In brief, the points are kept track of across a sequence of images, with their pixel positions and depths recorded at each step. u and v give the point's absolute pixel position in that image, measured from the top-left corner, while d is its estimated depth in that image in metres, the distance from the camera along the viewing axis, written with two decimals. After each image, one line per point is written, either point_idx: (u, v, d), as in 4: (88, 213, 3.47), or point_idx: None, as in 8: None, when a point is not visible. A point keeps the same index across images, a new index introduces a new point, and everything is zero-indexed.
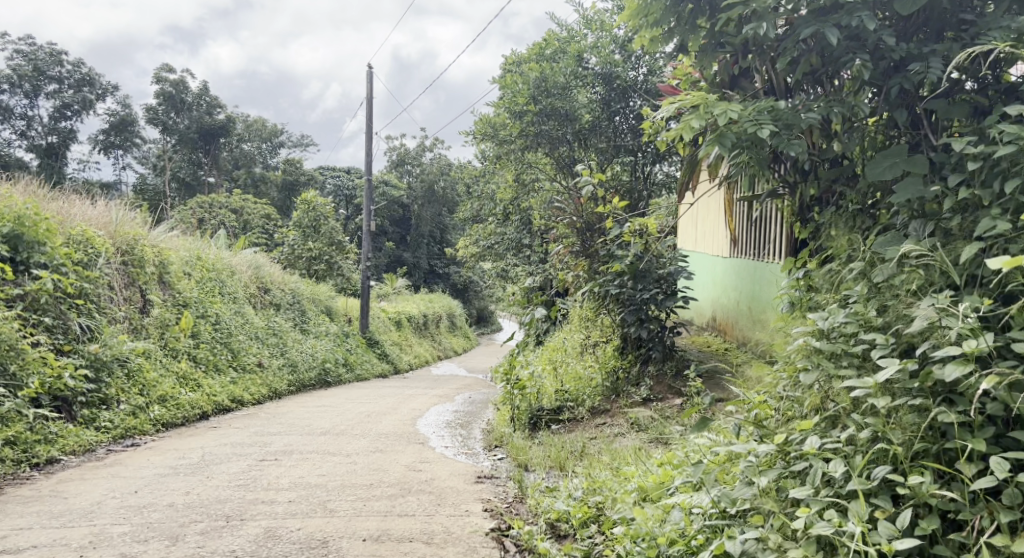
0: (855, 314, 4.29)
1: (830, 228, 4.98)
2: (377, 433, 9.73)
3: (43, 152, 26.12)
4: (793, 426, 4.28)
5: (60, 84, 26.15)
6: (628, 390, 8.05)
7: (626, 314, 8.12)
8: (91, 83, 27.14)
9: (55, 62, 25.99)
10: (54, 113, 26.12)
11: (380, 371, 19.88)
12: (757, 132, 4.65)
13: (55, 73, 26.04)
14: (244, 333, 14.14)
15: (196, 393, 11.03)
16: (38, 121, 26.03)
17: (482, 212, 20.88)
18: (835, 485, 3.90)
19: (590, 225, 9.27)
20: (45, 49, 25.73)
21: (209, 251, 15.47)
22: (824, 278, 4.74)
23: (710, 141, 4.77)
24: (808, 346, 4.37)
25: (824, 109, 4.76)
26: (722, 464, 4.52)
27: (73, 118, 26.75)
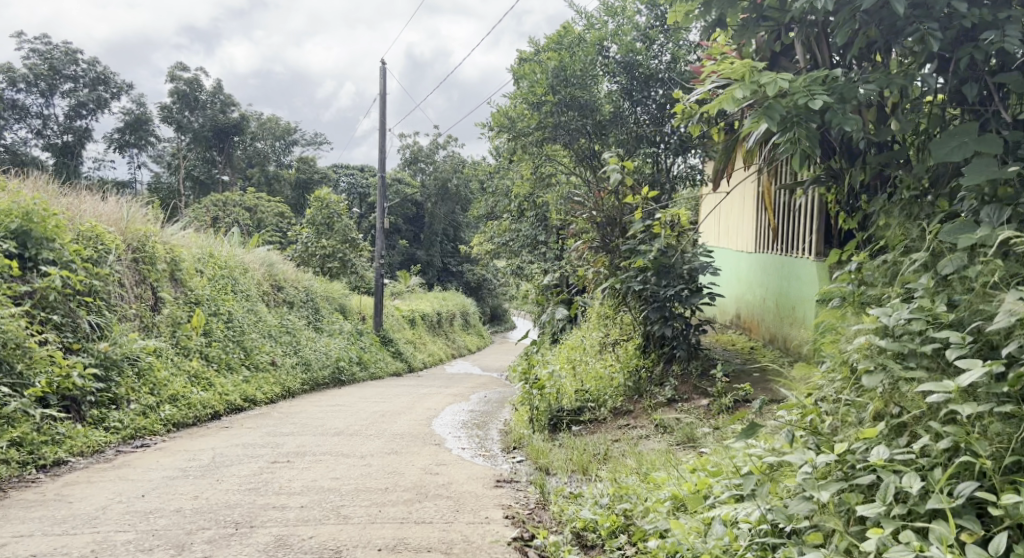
0: (922, 310, 4.02)
1: (883, 217, 4.83)
2: (392, 433, 9.50)
3: (59, 151, 26.11)
4: (853, 435, 3.99)
5: (75, 83, 26.12)
6: (652, 391, 7.79)
7: (649, 312, 7.85)
8: (106, 81, 27.12)
9: (71, 61, 25.95)
10: (69, 112, 26.10)
11: (394, 369, 19.67)
12: (809, 103, 4.45)
13: (71, 72, 26.01)
14: (257, 332, 13.95)
15: (208, 392, 10.84)
16: (54, 120, 26.02)
17: (497, 208, 20.64)
18: (910, 502, 3.59)
19: (614, 218, 8.91)
20: (60, 48, 25.70)
21: (222, 248, 15.29)
22: (878, 271, 4.56)
23: (756, 114, 4.58)
24: (871, 345, 4.08)
25: (884, 84, 4.58)
26: (768, 475, 4.24)
27: (88, 117, 26.72)
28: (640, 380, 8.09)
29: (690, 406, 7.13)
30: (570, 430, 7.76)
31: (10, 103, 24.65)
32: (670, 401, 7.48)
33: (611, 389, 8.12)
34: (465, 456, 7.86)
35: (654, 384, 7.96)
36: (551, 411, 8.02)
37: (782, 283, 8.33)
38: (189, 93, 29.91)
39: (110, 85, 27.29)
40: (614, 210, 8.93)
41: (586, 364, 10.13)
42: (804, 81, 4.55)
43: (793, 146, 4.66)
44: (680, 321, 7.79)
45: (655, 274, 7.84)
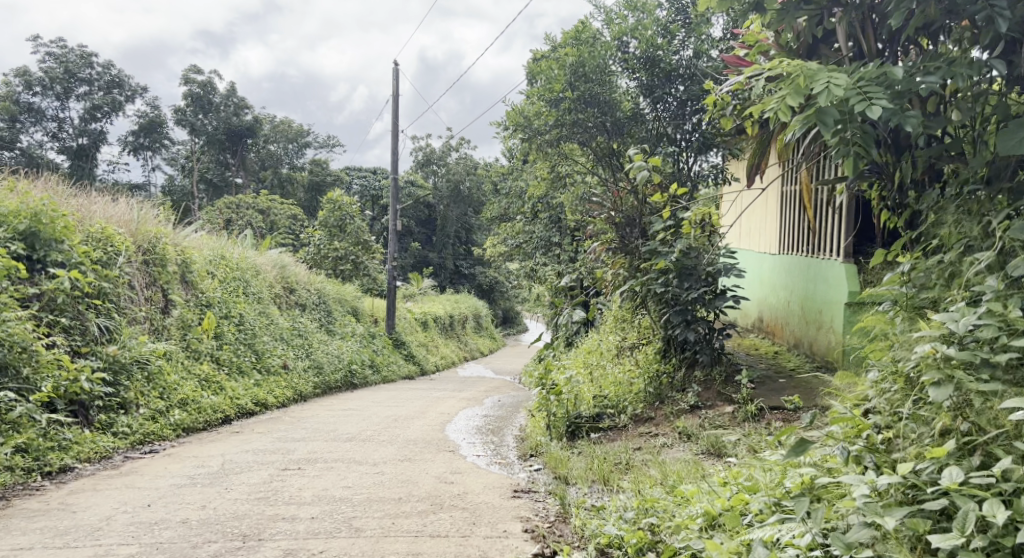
0: (991, 317, 3.97)
1: (935, 212, 4.76)
2: (405, 439, 9.30)
3: (74, 154, 26.09)
4: (921, 453, 3.89)
5: (90, 87, 26.09)
6: (674, 397, 7.55)
7: (671, 315, 7.62)
8: (121, 85, 27.09)
9: (86, 65, 25.91)
10: (84, 115, 26.07)
11: (407, 372, 19.46)
12: (865, 106, 4.34)
13: (86, 75, 25.96)
14: (269, 335, 13.78)
15: (218, 396, 10.66)
16: (70, 123, 26.01)
17: (510, 210, 20.41)
18: (991, 530, 3.49)
19: (638, 214, 8.65)
20: (76, 51, 25.67)
21: (234, 251, 15.12)
22: (935, 270, 4.53)
23: (808, 117, 4.48)
24: (936, 352, 4.01)
25: (945, 71, 4.47)
26: (825, 499, 4.04)
27: (103, 120, 26.70)
28: (661, 386, 7.85)
29: (715, 414, 6.91)
30: (589, 437, 7.52)
31: (27, 107, 24.67)
32: (693, 408, 7.25)
33: (632, 394, 7.88)
34: (480, 463, 7.64)
35: (675, 391, 7.71)
36: (569, 417, 7.77)
37: (805, 285, 8.13)
38: (203, 95, 29.87)
39: (125, 88, 27.26)
40: (636, 208, 8.66)
41: (604, 368, 9.88)
42: (857, 80, 4.44)
43: (847, 147, 4.57)
44: (703, 324, 7.59)
45: (677, 277, 7.62)
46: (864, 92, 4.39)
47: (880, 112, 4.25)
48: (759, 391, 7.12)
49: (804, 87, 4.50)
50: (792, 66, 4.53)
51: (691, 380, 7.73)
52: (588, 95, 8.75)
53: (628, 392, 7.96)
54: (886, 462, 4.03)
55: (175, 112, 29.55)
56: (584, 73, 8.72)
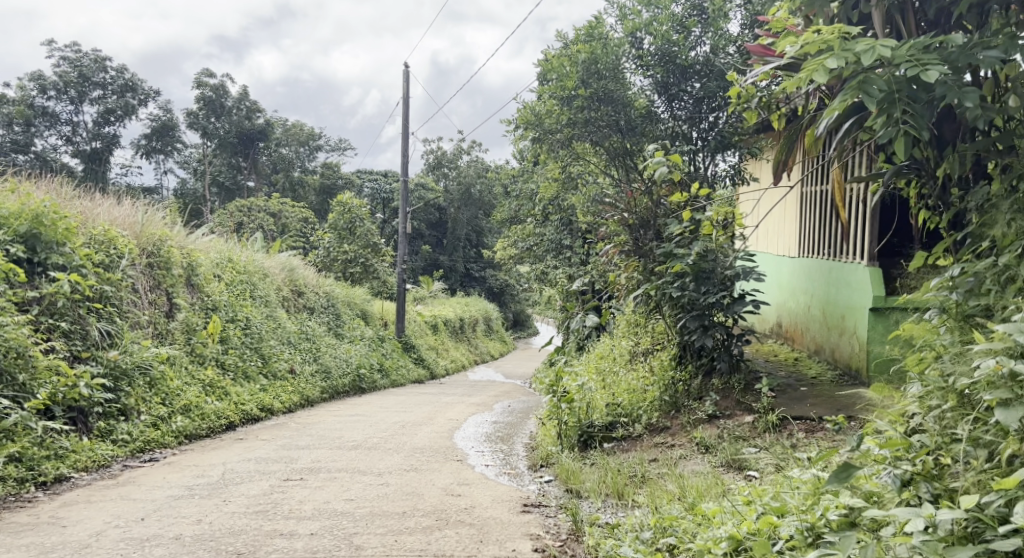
0: None
1: (990, 207, 4.54)
2: (412, 447, 9.05)
3: (87, 157, 26.03)
4: (988, 486, 3.60)
5: (103, 90, 26.02)
6: (691, 406, 7.28)
7: (688, 320, 7.35)
8: (134, 88, 27.01)
9: (99, 68, 25.82)
10: (98, 119, 26.03)
11: (417, 376, 19.23)
12: (922, 74, 4.12)
13: (99, 79, 25.88)
14: (276, 339, 13.56)
15: (223, 402, 10.43)
16: (83, 127, 25.96)
17: (521, 212, 20.16)
18: None
19: (653, 216, 8.29)
20: (89, 55, 25.58)
21: (242, 253, 14.91)
22: (994, 276, 4.30)
23: (851, 87, 4.23)
24: (1001, 369, 3.72)
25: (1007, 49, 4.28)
26: (875, 533, 3.74)
27: (116, 124, 26.63)
28: (678, 394, 7.57)
29: (733, 425, 6.65)
30: (603, 448, 7.25)
31: (40, 110, 24.64)
32: (710, 419, 6.97)
33: (647, 402, 7.60)
34: (489, 474, 7.39)
35: (693, 399, 7.44)
36: (581, 426, 7.49)
37: (826, 290, 7.93)
38: (215, 99, 29.78)
39: (138, 92, 27.19)
40: (652, 208, 8.28)
41: (618, 374, 9.59)
42: (909, 49, 4.23)
43: (893, 126, 4.26)
44: (721, 330, 7.29)
45: (694, 281, 7.34)
46: (919, 61, 4.19)
47: (936, 77, 4.05)
48: (780, 400, 6.85)
49: (846, 59, 4.24)
50: (835, 33, 4.36)
51: (709, 388, 7.44)
52: (602, 92, 8.46)
53: (643, 400, 7.69)
54: (944, 492, 3.76)
55: (187, 115, 29.47)
56: (597, 69, 8.43)
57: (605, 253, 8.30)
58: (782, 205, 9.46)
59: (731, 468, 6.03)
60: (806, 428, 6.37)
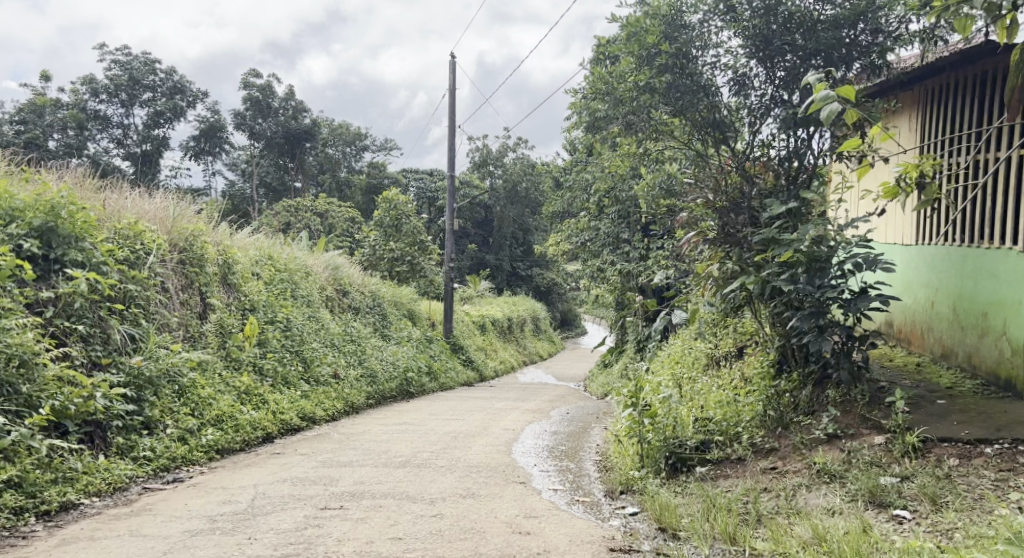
0: None
1: None
2: (467, 464, 8.04)
3: (137, 160, 25.59)
4: None
5: (153, 93, 25.52)
6: (803, 423, 6.33)
7: (799, 319, 6.38)
8: (184, 91, 26.47)
9: (150, 71, 25.32)
10: (148, 121, 25.59)
11: (466, 380, 18.19)
12: None
13: (149, 81, 25.40)
14: (318, 341, 12.61)
15: (260, 411, 9.48)
16: (133, 129, 25.54)
17: (574, 206, 19.00)
18: None
19: (745, 196, 7.48)
20: (140, 58, 25.12)
21: (282, 250, 14.02)
22: None
23: None
24: None
25: None
26: None
27: (165, 125, 26.10)
28: (786, 409, 6.59)
29: (860, 446, 5.77)
30: (698, 474, 6.26)
31: (92, 114, 24.26)
32: (830, 440, 6.03)
33: (749, 419, 6.60)
34: (560, 504, 6.36)
35: (805, 416, 6.47)
36: (670, 448, 6.46)
37: (958, 284, 7.32)
38: (262, 99, 29.14)
39: (187, 94, 26.64)
40: (741, 188, 7.48)
41: (702, 380, 8.48)
42: None
43: None
44: (839, 332, 6.36)
45: (807, 274, 6.35)
46: None
47: None
48: (914, 417, 5.96)
49: None
50: None
51: (826, 403, 6.45)
52: (686, 49, 7.46)
53: (742, 415, 6.68)
54: None
55: (234, 116, 28.92)
56: (682, 22, 7.43)
57: (686, 241, 7.31)
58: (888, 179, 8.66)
59: (876, 506, 5.17)
60: (958, 453, 5.53)
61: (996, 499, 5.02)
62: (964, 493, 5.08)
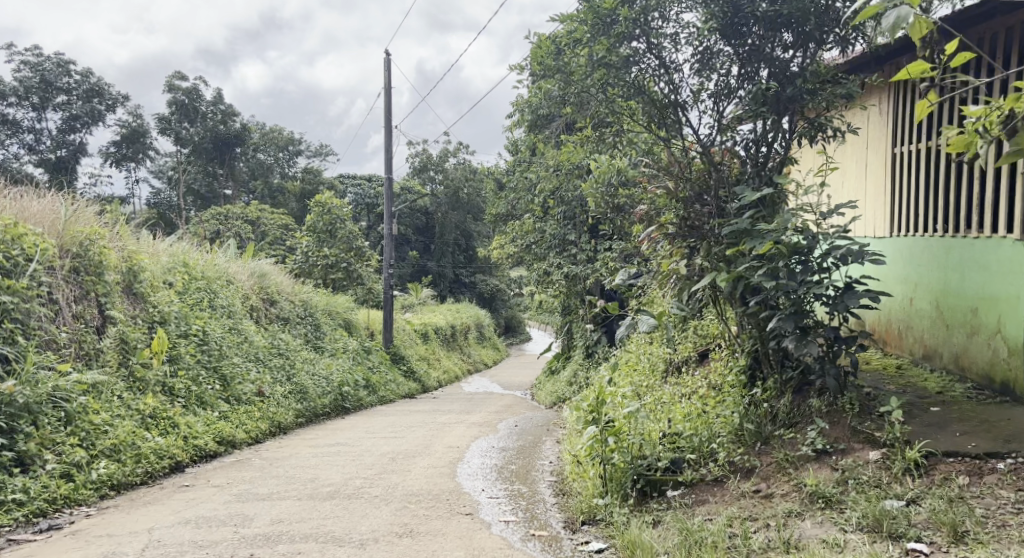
0: None
1: None
2: (405, 493, 7.10)
3: (52, 167, 23.82)
4: None
5: (68, 96, 23.88)
6: (787, 437, 5.55)
7: (780, 320, 5.55)
8: (102, 94, 24.90)
9: (64, 73, 23.62)
10: (63, 126, 23.93)
11: (407, 392, 17.16)
12: None
13: (64, 84, 23.73)
14: (240, 355, 11.50)
15: (168, 438, 8.38)
16: (46, 134, 23.84)
17: (517, 207, 18.14)
18: None
19: (709, 186, 6.70)
20: (52, 59, 23.39)
21: (200, 256, 12.84)
22: None
23: None
24: None
25: None
26: None
27: (82, 130, 24.44)
28: (764, 421, 5.82)
29: (854, 463, 5.00)
30: (670, 500, 5.46)
31: None
32: (818, 456, 5.25)
33: (724, 434, 5.83)
34: (513, 540, 5.50)
35: (785, 428, 5.70)
36: (638, 469, 5.68)
37: (941, 277, 6.54)
38: (188, 102, 27.65)
39: (106, 97, 25.05)
40: (702, 177, 6.73)
41: (663, 391, 7.65)
42: None
43: None
44: (822, 335, 5.55)
45: (792, 268, 5.55)
46: None
47: None
48: (912, 428, 5.21)
49: None
50: None
51: (809, 415, 5.68)
52: (643, 20, 6.67)
53: (717, 429, 5.91)
54: None
55: (158, 120, 27.35)
56: None
57: (645, 236, 6.65)
58: (861, 166, 7.82)
59: (882, 536, 4.40)
60: (967, 469, 4.78)
61: (1021, 526, 4.27)
62: (984, 524, 4.32)
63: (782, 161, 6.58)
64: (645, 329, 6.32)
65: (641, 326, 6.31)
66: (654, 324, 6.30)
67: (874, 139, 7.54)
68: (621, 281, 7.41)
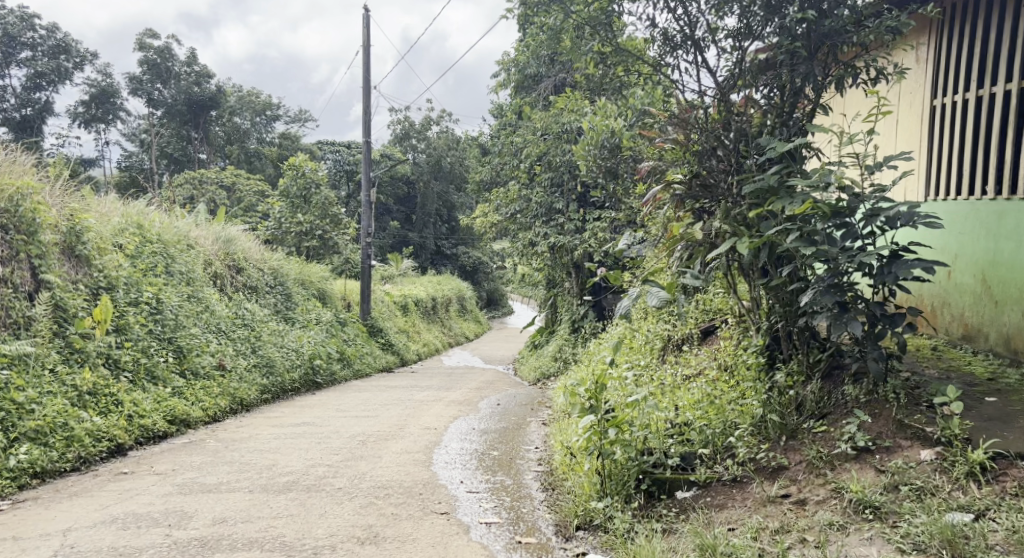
0: None
1: None
2: (373, 486, 6.23)
3: (15, 126, 22.48)
4: None
5: (32, 52, 22.53)
6: (820, 431, 4.72)
7: (817, 295, 4.68)
8: (68, 51, 23.57)
9: (27, 28, 22.18)
10: (27, 83, 22.60)
11: (384, 365, 16.28)
12: None
13: (27, 39, 22.32)
14: (199, 326, 10.57)
15: (107, 417, 7.50)
16: (9, 92, 22.46)
17: (501, 174, 17.16)
18: None
19: (726, 139, 5.80)
20: (14, 12, 21.91)
21: (157, 217, 11.85)
22: None
23: None
24: None
25: None
26: None
27: (48, 89, 23.11)
28: (789, 411, 4.99)
29: (904, 464, 4.18)
30: (683, 505, 4.66)
31: None
32: (859, 455, 4.41)
33: (743, 427, 5.01)
34: (497, 549, 4.69)
35: (816, 420, 4.86)
36: (642, 467, 4.91)
37: (990, 246, 5.70)
38: (160, 62, 26.33)
39: (72, 54, 23.71)
40: (717, 129, 5.81)
41: (664, 374, 6.79)
42: None
43: None
44: (865, 312, 4.66)
45: (832, 233, 4.74)
46: None
47: None
48: (970, 422, 4.38)
49: None
50: None
51: (844, 404, 4.84)
52: None
53: (734, 420, 5.10)
54: None
55: (129, 80, 26.02)
56: None
57: (650, 197, 5.89)
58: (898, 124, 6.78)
59: None
60: None
61: None
62: None
63: (812, 108, 5.67)
64: (656, 304, 5.67)
65: (655, 302, 5.63)
66: (668, 298, 5.63)
67: (915, 92, 6.55)
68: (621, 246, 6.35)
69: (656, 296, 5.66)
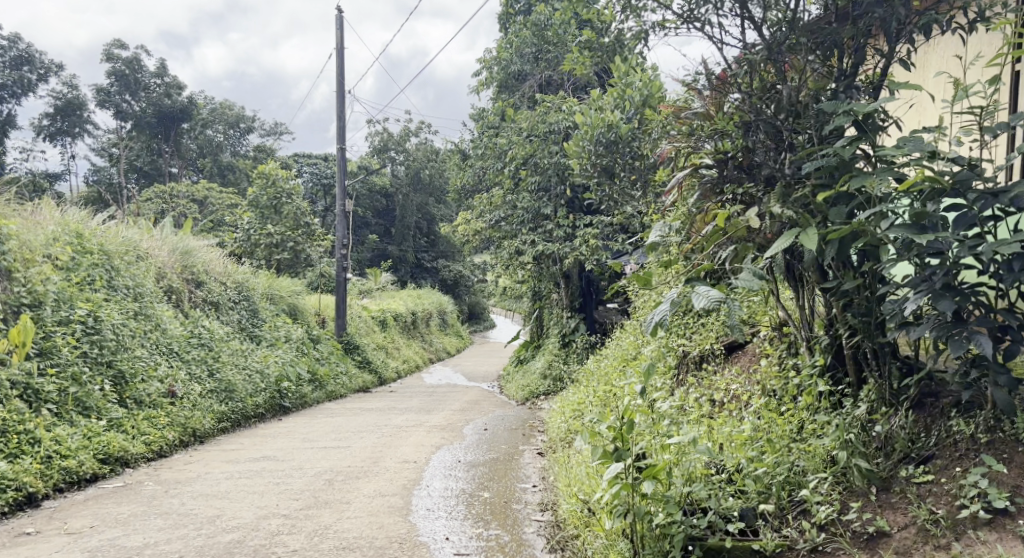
0: None
1: None
2: (336, 547, 4.99)
3: None
4: None
5: None
6: (928, 483, 3.62)
7: (932, 300, 3.51)
8: (31, 61, 21.85)
9: None
10: None
11: (361, 386, 14.97)
12: None
13: None
14: (145, 347, 9.25)
15: (18, 461, 6.23)
16: None
17: (484, 181, 15.93)
18: None
19: (776, 106, 4.62)
20: None
21: (102, 226, 10.52)
22: None
23: None
24: None
25: None
26: None
27: (8, 101, 21.53)
28: (875, 454, 3.85)
29: None
30: None
31: None
32: (994, 518, 3.37)
33: (817, 476, 3.86)
34: None
35: (917, 466, 3.73)
36: (688, 532, 3.79)
37: None
38: (129, 73, 24.73)
39: (36, 65, 22.07)
40: (763, 95, 4.65)
41: (688, 398, 5.61)
42: None
43: None
44: (990, 325, 3.51)
45: (942, 218, 3.60)
46: None
47: None
48: None
49: None
50: None
51: (954, 447, 3.69)
52: None
53: (797, 462, 3.98)
54: None
55: (96, 92, 24.41)
56: None
57: (675, 183, 4.85)
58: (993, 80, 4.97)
59: None
60: None
61: None
62: None
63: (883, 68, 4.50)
64: (705, 306, 4.42)
65: (703, 302, 4.37)
66: (720, 298, 4.38)
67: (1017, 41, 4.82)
68: (656, 240, 5.15)
69: (704, 297, 4.41)
